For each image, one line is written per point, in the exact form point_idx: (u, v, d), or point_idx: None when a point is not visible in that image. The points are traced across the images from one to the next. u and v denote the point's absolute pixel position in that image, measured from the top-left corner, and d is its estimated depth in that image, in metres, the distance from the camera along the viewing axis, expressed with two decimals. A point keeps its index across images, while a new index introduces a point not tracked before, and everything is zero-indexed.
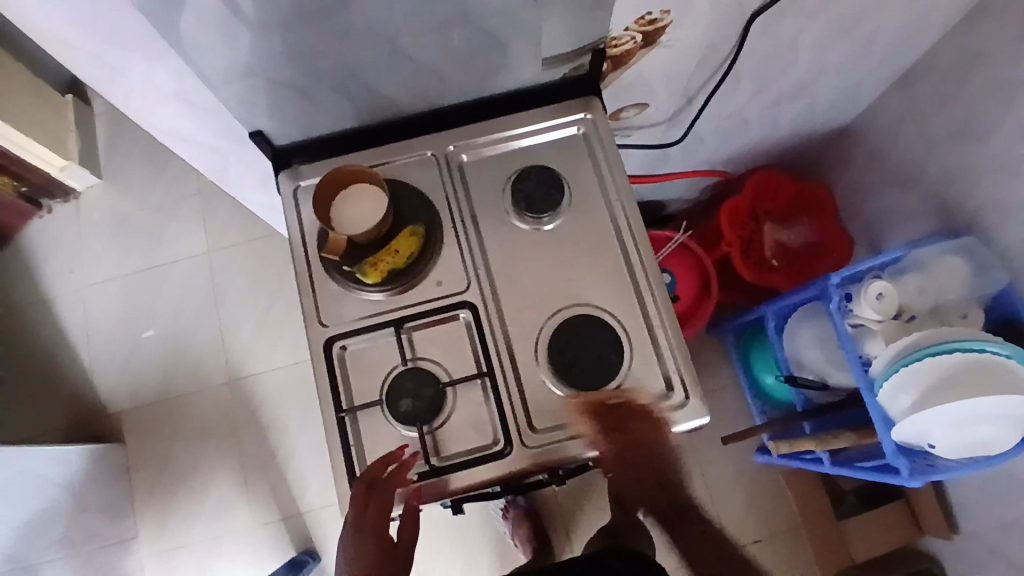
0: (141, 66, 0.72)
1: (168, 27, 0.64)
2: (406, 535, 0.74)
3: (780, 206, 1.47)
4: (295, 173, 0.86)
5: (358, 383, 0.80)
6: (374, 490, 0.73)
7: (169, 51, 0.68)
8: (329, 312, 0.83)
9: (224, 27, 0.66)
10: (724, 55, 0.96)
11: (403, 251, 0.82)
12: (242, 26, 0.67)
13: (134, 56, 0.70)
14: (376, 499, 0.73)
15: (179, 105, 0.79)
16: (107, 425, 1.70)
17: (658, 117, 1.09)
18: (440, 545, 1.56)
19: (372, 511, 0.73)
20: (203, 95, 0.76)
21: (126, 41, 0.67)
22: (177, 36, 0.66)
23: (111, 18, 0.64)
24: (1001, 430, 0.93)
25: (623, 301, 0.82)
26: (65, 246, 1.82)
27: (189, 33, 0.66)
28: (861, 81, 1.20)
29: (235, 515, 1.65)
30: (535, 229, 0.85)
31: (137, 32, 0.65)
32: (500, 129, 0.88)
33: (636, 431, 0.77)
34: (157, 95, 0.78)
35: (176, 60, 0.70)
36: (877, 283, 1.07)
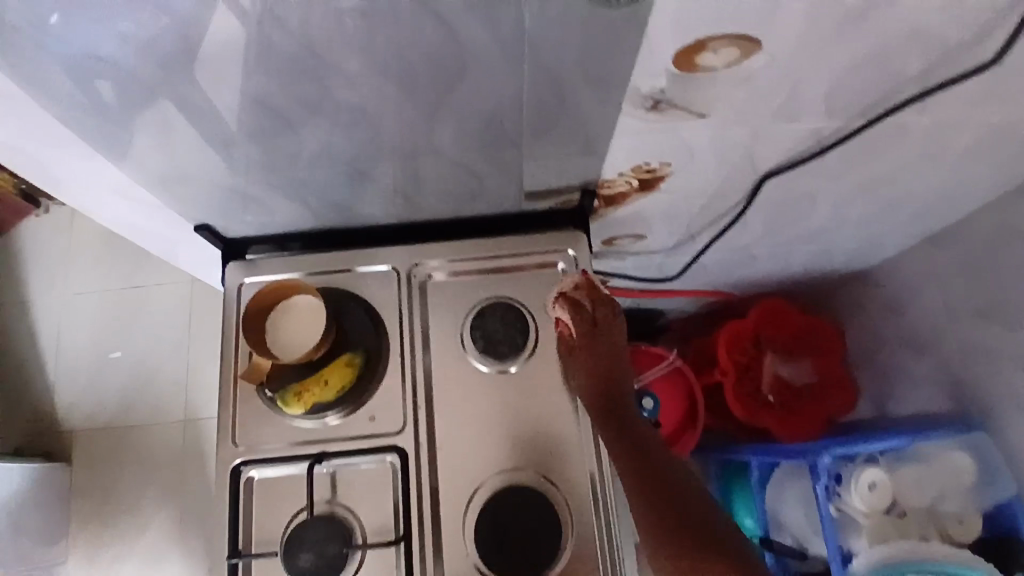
0: (67, 166, 0.66)
1: (91, 131, 0.59)
2: None
3: (786, 337, 1.37)
4: (247, 265, 0.79)
5: (261, 523, 0.71)
6: None
7: (95, 153, 0.63)
8: (246, 433, 0.74)
9: (153, 137, 0.60)
10: (732, 204, 0.87)
11: (334, 383, 0.72)
12: (177, 138, 0.61)
13: (57, 156, 0.64)
14: None
15: (118, 201, 0.73)
16: (56, 444, 1.63)
17: (657, 247, 1.00)
18: None
19: None
20: (138, 192, 0.71)
21: (49, 143, 0.61)
22: (98, 138, 0.60)
23: (27, 122, 0.58)
24: None
25: (575, 471, 0.73)
26: (54, 252, 1.79)
27: (115, 137, 0.60)
28: (884, 232, 1.11)
29: (165, 566, 1.56)
30: (498, 372, 0.76)
31: (56, 134, 0.60)
32: (472, 253, 0.80)
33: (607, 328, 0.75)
34: (88, 190, 0.72)
35: (104, 162, 0.65)
36: (869, 471, 1.05)
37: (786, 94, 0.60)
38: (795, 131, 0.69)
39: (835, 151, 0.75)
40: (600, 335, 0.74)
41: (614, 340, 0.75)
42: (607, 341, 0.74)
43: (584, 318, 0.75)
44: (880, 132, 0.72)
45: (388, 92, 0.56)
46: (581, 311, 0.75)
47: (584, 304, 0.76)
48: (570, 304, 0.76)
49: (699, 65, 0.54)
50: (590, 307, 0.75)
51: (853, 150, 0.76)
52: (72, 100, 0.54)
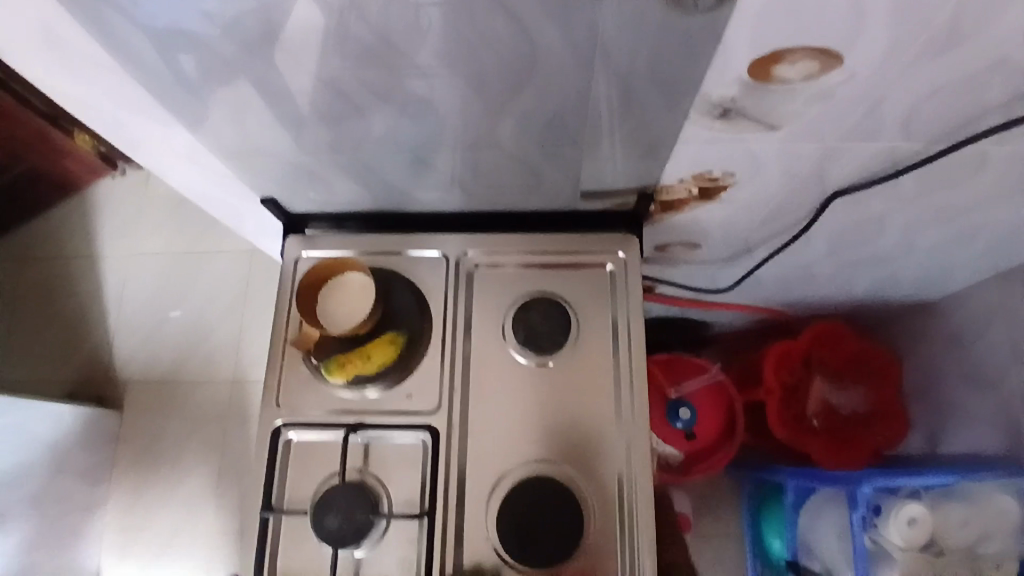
0: (151, 133, 0.71)
1: (173, 97, 0.62)
2: None
3: (835, 364, 1.33)
4: (306, 240, 0.82)
5: (295, 484, 0.75)
6: None
7: (175, 121, 0.67)
8: (289, 396, 0.77)
9: (228, 109, 0.63)
10: (795, 219, 0.85)
11: (377, 358, 0.74)
12: (250, 112, 0.63)
13: (142, 122, 0.68)
14: None
15: (187, 166, 0.77)
16: (112, 389, 1.74)
17: (710, 257, 0.98)
18: None
19: None
20: (211, 161, 0.75)
21: (133, 108, 0.65)
22: (177, 107, 0.64)
23: (116, 87, 0.62)
24: None
25: (601, 475, 0.74)
26: (128, 209, 1.90)
27: (191, 107, 0.63)
28: (953, 265, 1.05)
29: (201, 515, 1.64)
30: (537, 364, 0.77)
31: (140, 97, 0.63)
32: (523, 245, 0.81)
33: None
34: (170, 157, 0.76)
35: (180, 128, 0.68)
36: (912, 506, 0.98)
37: (862, 112, 0.58)
38: (867, 151, 0.66)
39: (909, 175, 0.72)
40: None
41: None
42: None
43: None
44: (960, 160, 0.69)
45: (455, 82, 0.57)
46: None
47: None
48: None
49: (775, 76, 0.53)
50: None
51: (929, 176, 0.73)
52: (156, 67, 0.57)
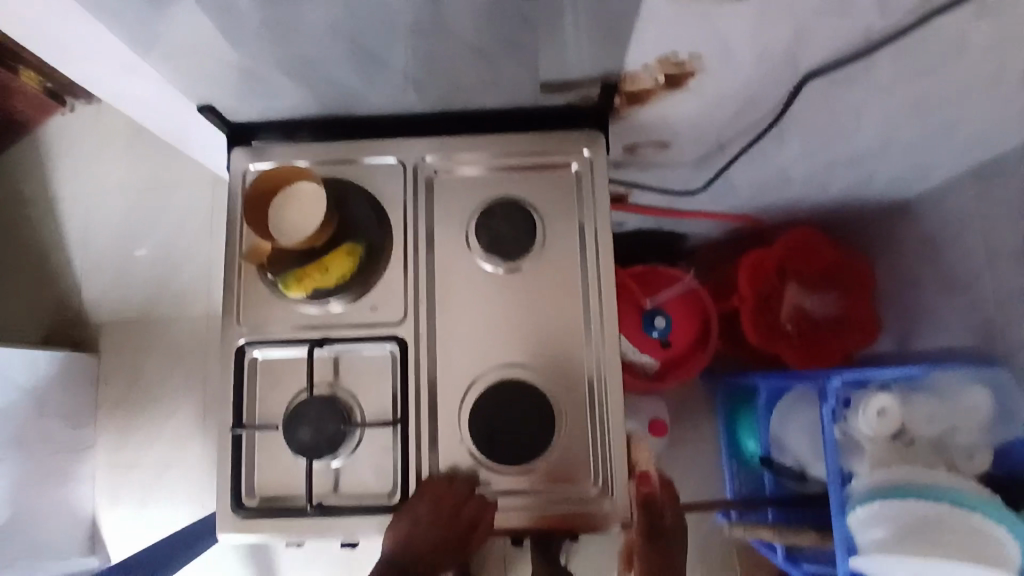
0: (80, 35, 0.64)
1: None
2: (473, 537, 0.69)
3: (812, 269, 1.33)
4: (254, 151, 0.78)
5: (264, 401, 0.74)
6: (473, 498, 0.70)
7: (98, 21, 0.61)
8: (250, 313, 0.75)
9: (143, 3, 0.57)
10: (768, 109, 0.81)
11: (334, 271, 0.71)
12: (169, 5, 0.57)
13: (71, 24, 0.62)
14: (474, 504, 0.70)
15: (123, 72, 0.71)
16: (86, 332, 1.71)
17: (682, 158, 0.95)
18: None
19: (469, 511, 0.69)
20: (149, 68, 0.69)
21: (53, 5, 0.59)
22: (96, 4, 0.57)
23: None
24: None
25: (572, 376, 0.74)
26: (80, 145, 1.80)
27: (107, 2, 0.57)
28: (930, 159, 1.03)
29: (191, 449, 1.66)
30: (507, 271, 0.76)
31: None
32: (484, 148, 0.77)
33: None
34: (105, 64, 0.70)
35: (100, 26, 0.61)
36: (880, 397, 1.00)
37: None
38: (841, 27, 0.62)
39: (884, 54, 0.68)
40: None
41: None
42: None
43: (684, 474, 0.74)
44: (938, 36, 0.65)
45: None
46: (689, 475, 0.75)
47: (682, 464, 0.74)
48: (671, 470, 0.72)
49: None
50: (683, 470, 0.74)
51: (906, 55, 0.69)
52: None
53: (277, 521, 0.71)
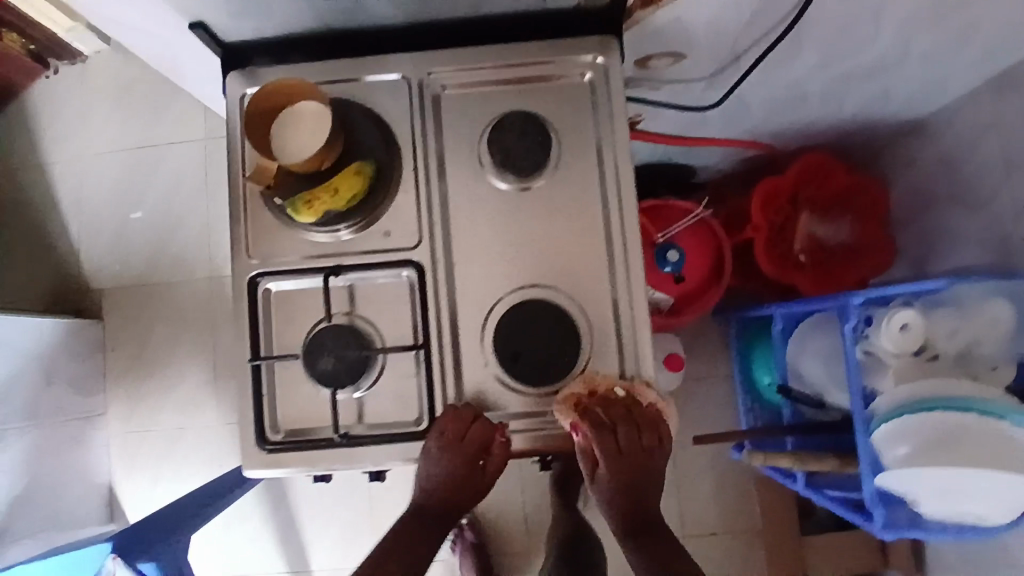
0: None
1: None
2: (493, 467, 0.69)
3: (824, 195, 1.30)
4: (248, 76, 0.74)
5: (280, 333, 0.72)
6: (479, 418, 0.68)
7: None
8: (259, 244, 0.73)
9: None
10: (787, 8, 0.76)
11: (344, 192, 0.67)
12: None
13: None
14: (480, 427, 0.67)
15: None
16: (88, 300, 1.69)
17: (695, 74, 0.91)
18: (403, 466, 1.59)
19: (476, 433, 0.67)
20: None
21: None
22: None
23: None
24: (997, 506, 0.86)
25: (595, 294, 0.71)
26: (65, 108, 1.74)
27: None
28: (952, 69, 0.99)
29: (203, 412, 1.66)
30: (519, 190, 0.73)
31: None
32: (492, 61, 0.73)
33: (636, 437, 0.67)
34: None
35: None
36: (903, 313, 0.96)
37: None
38: None
39: None
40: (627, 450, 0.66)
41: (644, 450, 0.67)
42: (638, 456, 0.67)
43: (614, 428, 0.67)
44: None
45: None
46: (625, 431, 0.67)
47: (605, 413, 0.66)
48: (581, 415, 0.66)
49: None
50: (608, 417, 0.66)
51: None
52: None
53: (303, 452, 0.69)
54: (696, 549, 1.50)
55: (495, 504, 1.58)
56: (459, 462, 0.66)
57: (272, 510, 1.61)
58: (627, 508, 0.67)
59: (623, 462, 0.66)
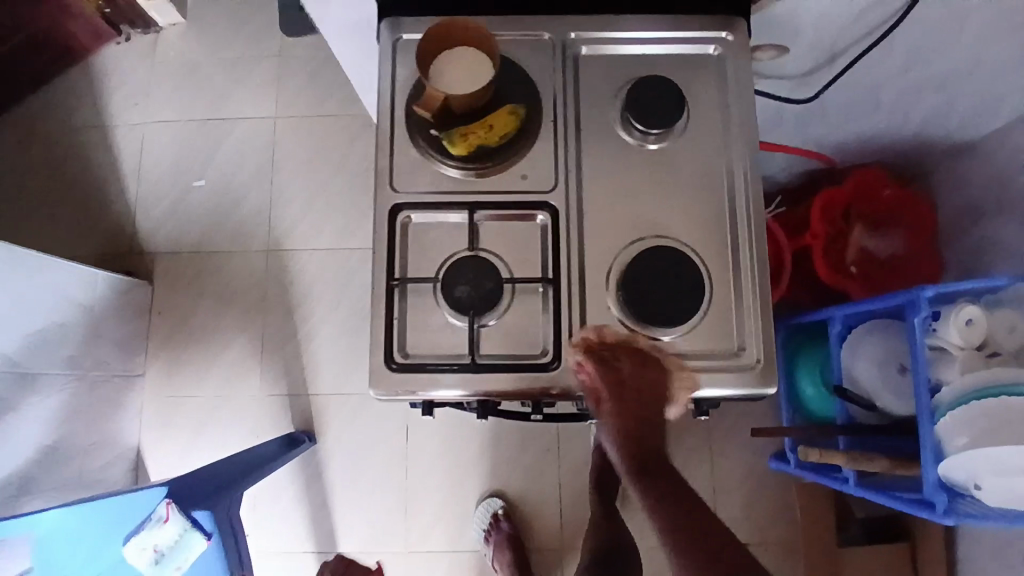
0: None
1: None
2: None
3: (877, 211, 1.37)
4: (395, 26, 0.79)
5: (414, 262, 0.75)
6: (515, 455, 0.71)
7: None
8: (402, 177, 0.76)
9: None
10: (893, 9, 0.84)
11: (498, 129, 0.74)
12: None
13: None
14: None
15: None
16: (139, 262, 1.70)
17: (792, 70, 0.98)
18: (445, 450, 1.60)
19: None
20: None
21: None
22: None
23: None
24: None
25: (715, 249, 0.76)
26: (136, 76, 1.79)
27: None
28: (1017, 89, 1.06)
29: (244, 382, 1.65)
30: (638, 146, 0.78)
31: None
32: (631, 30, 0.79)
33: (640, 371, 0.68)
34: None
35: None
36: (969, 308, 1.01)
37: None
38: None
39: None
40: (633, 379, 0.67)
41: (651, 382, 0.68)
42: (646, 386, 0.67)
43: (616, 361, 0.68)
44: None
45: None
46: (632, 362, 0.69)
47: (611, 350, 0.69)
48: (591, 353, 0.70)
49: None
50: (615, 352, 0.69)
51: None
52: None
53: (430, 375, 0.72)
54: None
55: (533, 496, 1.58)
56: None
57: (308, 487, 1.59)
58: (639, 441, 0.65)
59: (628, 389, 0.67)
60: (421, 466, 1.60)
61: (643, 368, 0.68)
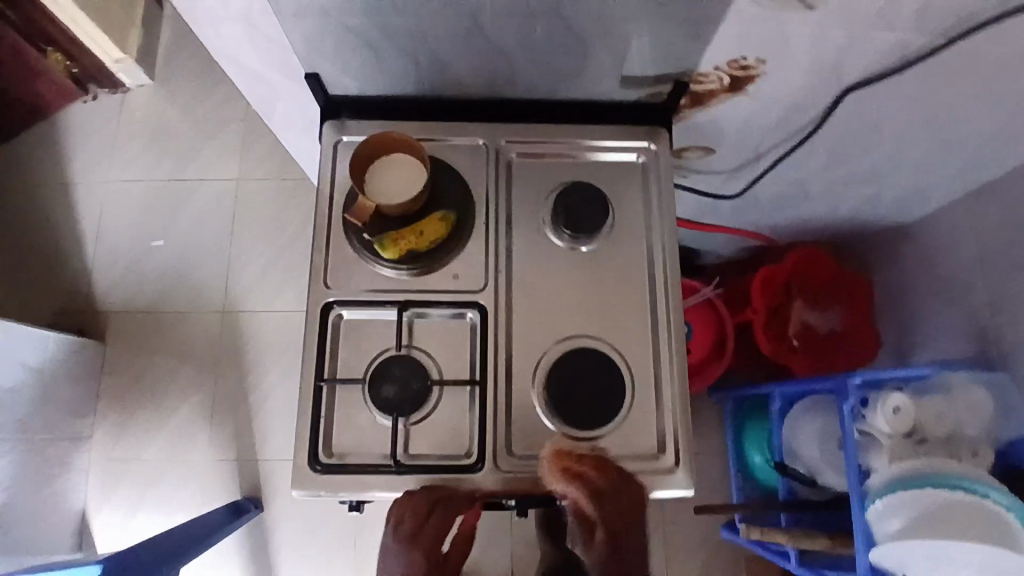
0: None
1: None
2: (456, 551, 0.72)
3: (818, 287, 1.41)
4: (340, 126, 0.83)
5: (344, 359, 0.77)
6: (438, 506, 0.70)
7: None
8: (337, 276, 0.79)
9: None
10: (808, 120, 0.90)
11: (428, 235, 0.77)
12: None
13: None
14: (436, 520, 0.69)
15: (241, 24, 0.74)
16: (92, 322, 1.68)
17: (722, 166, 1.04)
18: None
19: (432, 528, 0.69)
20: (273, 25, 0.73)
21: None
22: None
23: None
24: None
25: (639, 349, 0.79)
26: (102, 135, 1.81)
27: None
28: (932, 183, 1.14)
29: (193, 445, 1.62)
30: (569, 249, 0.82)
31: None
32: (559, 136, 0.84)
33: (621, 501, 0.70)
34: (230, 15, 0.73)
35: None
36: (894, 398, 1.05)
37: None
38: (881, 42, 0.73)
39: (912, 72, 0.79)
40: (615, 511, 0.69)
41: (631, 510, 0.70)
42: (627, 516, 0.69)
43: (596, 493, 0.69)
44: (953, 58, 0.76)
45: None
46: (613, 492, 0.70)
47: (591, 478, 0.70)
48: (570, 476, 0.70)
49: None
50: (594, 480, 0.69)
51: (929, 73, 0.79)
52: None
53: (355, 476, 0.72)
54: None
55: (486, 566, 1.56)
56: (423, 552, 0.69)
57: (253, 557, 1.55)
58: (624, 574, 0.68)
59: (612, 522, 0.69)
60: (371, 534, 1.57)
61: (623, 493, 0.70)
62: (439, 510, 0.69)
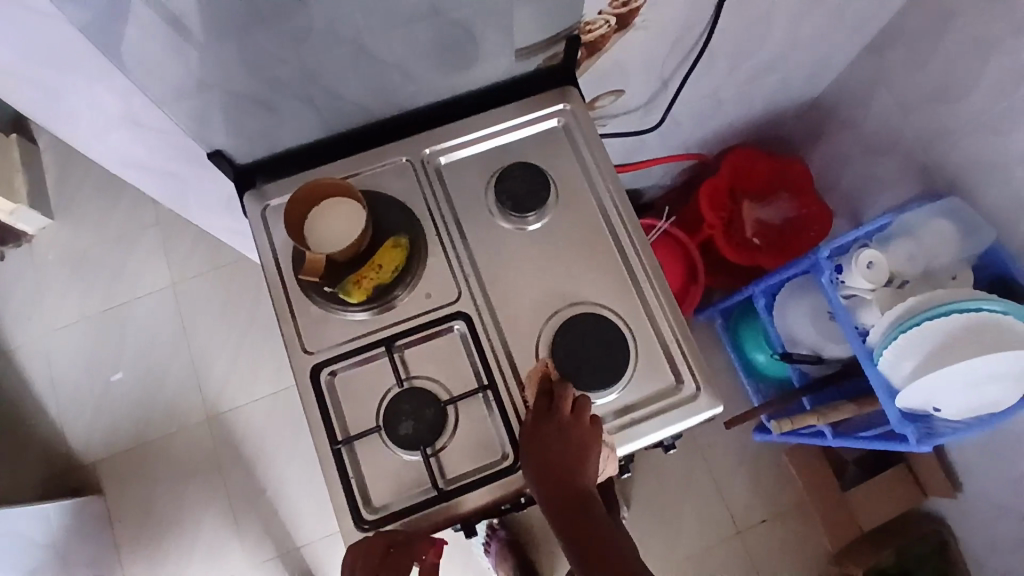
0: (85, 91, 0.66)
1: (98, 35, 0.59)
2: None
3: (759, 184, 1.46)
4: (260, 194, 0.81)
5: (352, 414, 0.75)
6: (393, 550, 0.67)
7: (112, 69, 0.63)
8: (313, 338, 0.77)
9: (168, 39, 0.61)
10: (698, 32, 0.93)
11: (388, 266, 0.77)
12: (191, 37, 0.62)
13: (67, 81, 0.65)
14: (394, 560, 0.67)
15: (123, 125, 0.72)
16: (83, 477, 1.59)
17: (633, 103, 1.06)
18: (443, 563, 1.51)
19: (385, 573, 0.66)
20: (156, 116, 0.71)
21: (66, 65, 0.62)
22: (117, 48, 0.60)
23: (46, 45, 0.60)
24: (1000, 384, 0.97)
25: (626, 299, 0.80)
26: (20, 290, 1.71)
27: (117, 42, 0.60)
28: (828, 53, 1.18)
29: (230, 559, 1.56)
30: (520, 230, 0.81)
31: (72, 47, 0.60)
32: (477, 129, 0.84)
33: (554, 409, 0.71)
34: (103, 119, 0.72)
35: (116, 81, 0.65)
36: (867, 253, 1.09)
37: None
38: None
39: None
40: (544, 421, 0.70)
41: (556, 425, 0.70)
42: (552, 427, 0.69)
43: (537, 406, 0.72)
44: None
45: None
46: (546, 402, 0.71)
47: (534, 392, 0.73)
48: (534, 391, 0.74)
49: None
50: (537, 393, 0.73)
51: None
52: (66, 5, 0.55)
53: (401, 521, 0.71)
54: (754, 538, 1.55)
55: None
56: None
57: None
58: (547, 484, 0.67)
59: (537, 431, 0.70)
60: None
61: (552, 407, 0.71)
62: (395, 551, 0.67)
